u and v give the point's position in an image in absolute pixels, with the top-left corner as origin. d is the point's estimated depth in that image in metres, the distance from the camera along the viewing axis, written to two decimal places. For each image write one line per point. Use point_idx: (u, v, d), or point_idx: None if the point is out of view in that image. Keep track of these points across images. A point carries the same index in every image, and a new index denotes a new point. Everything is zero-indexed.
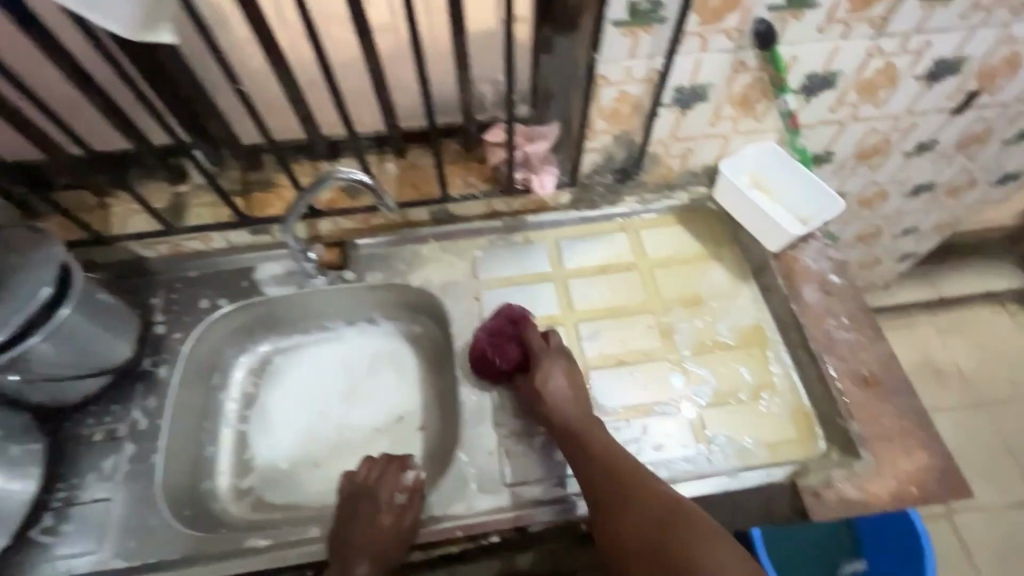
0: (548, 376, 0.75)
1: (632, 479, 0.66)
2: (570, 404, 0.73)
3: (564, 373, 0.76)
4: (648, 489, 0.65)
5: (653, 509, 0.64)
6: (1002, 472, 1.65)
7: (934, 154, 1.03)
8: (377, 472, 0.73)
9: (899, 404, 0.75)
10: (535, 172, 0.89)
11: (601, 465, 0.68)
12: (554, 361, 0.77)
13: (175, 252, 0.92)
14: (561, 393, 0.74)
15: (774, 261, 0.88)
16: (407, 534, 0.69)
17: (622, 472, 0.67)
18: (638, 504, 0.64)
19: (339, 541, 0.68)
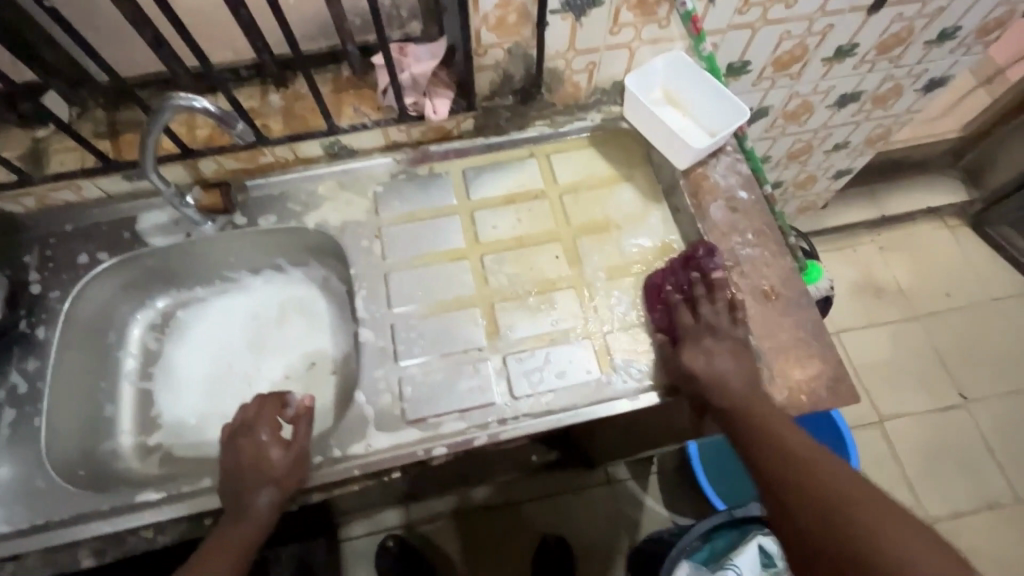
0: (696, 356, 0.71)
1: (782, 429, 0.64)
2: (720, 378, 0.69)
3: (727, 353, 0.70)
4: (800, 442, 0.63)
5: (803, 454, 0.61)
6: (932, 380, 1.71)
7: (855, 60, 0.98)
8: (256, 411, 0.71)
9: (799, 317, 0.75)
10: (427, 96, 0.84)
11: (748, 414, 0.66)
12: (714, 336, 0.72)
13: (46, 205, 0.84)
14: (712, 373, 0.69)
15: (683, 179, 0.85)
16: (301, 465, 0.69)
17: (769, 421, 0.65)
18: (788, 448, 0.62)
19: (231, 484, 0.67)
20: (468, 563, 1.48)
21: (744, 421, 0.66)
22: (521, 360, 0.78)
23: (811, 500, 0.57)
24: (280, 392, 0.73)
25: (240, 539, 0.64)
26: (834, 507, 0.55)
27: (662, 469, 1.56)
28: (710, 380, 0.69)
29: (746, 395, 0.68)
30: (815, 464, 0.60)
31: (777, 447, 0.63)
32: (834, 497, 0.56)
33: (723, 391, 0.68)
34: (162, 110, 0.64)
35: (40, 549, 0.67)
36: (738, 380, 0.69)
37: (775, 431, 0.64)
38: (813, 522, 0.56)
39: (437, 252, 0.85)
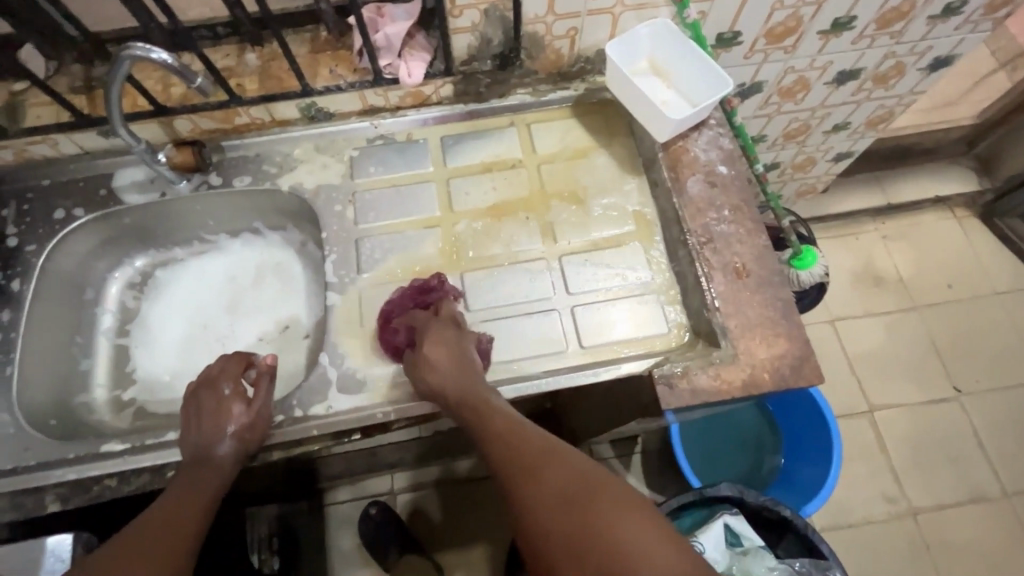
0: (435, 349, 0.69)
1: (516, 429, 0.61)
2: (441, 377, 0.67)
3: (446, 351, 0.69)
4: (536, 441, 0.59)
5: (535, 448, 0.58)
6: (925, 372, 1.69)
7: (854, 34, 0.94)
8: (220, 367, 0.72)
9: (769, 296, 0.74)
10: (402, 58, 0.82)
11: (480, 425, 0.62)
12: (454, 331, 0.72)
13: (23, 159, 0.84)
14: (440, 361, 0.68)
15: (662, 152, 0.83)
16: (264, 421, 0.70)
17: (500, 428, 0.61)
18: (518, 458, 0.58)
19: (193, 436, 0.68)
20: (450, 531, 1.51)
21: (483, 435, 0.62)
22: (487, 329, 0.78)
23: (545, 500, 0.54)
24: (246, 351, 0.74)
25: (202, 488, 0.64)
26: (564, 513, 0.52)
27: (645, 450, 1.56)
28: (443, 387, 0.67)
29: (481, 402, 0.64)
30: (542, 469, 0.56)
31: (510, 462, 0.58)
32: (564, 491, 0.54)
33: (457, 398, 0.66)
34: (119, 61, 0.64)
35: (6, 493, 0.69)
36: (458, 379, 0.67)
37: (502, 441, 0.60)
38: (555, 534, 0.52)
39: (410, 218, 0.84)
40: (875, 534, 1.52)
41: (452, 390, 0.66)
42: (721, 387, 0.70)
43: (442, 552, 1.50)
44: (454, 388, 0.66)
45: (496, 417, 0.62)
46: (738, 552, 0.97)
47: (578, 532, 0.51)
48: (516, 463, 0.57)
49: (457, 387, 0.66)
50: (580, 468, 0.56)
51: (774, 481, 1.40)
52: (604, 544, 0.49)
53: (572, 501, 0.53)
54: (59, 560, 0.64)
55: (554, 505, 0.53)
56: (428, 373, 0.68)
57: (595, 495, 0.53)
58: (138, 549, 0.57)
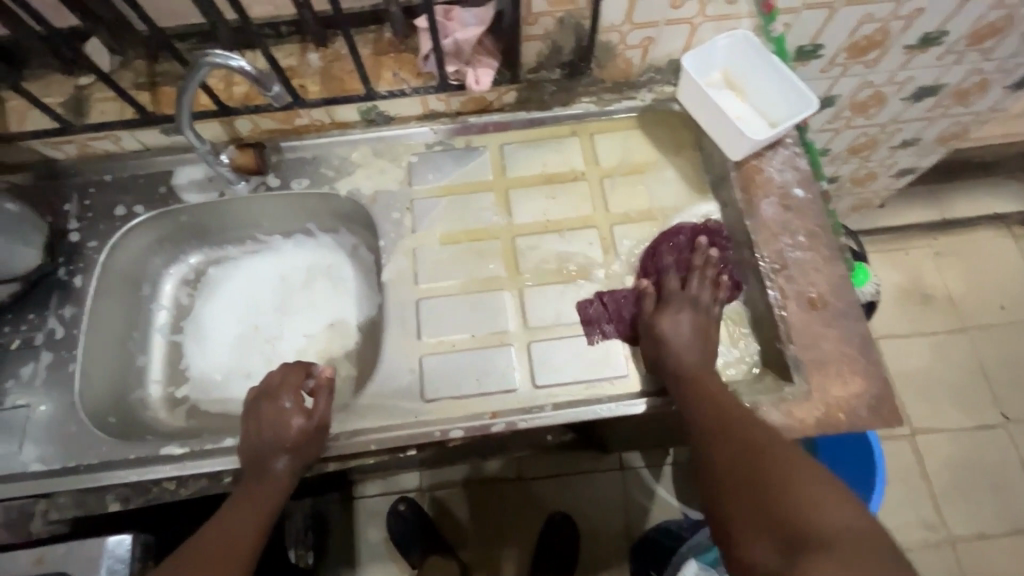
0: (685, 307, 0.72)
1: (716, 388, 0.66)
2: (689, 349, 0.69)
3: (695, 326, 0.71)
4: (730, 401, 0.64)
5: (730, 407, 0.63)
6: (974, 398, 1.56)
7: (941, 50, 0.89)
8: (280, 378, 0.72)
9: (845, 330, 0.70)
10: (469, 65, 0.80)
11: (725, 422, 0.62)
12: (699, 305, 0.73)
13: (87, 153, 0.85)
14: (693, 328, 0.70)
15: (735, 171, 0.79)
16: (321, 435, 0.70)
17: (757, 432, 0.60)
18: (763, 470, 0.56)
19: (251, 449, 0.68)
20: (476, 531, 1.50)
21: (720, 443, 0.60)
22: (546, 348, 0.76)
23: (732, 449, 0.59)
24: (305, 360, 0.74)
25: (261, 501, 0.65)
26: (738, 456, 0.58)
27: (677, 460, 1.54)
28: (673, 340, 0.69)
29: (730, 401, 0.64)
30: (733, 424, 0.61)
31: (702, 400, 0.65)
32: (750, 448, 0.58)
33: (697, 376, 0.67)
34: (199, 67, 0.64)
35: (70, 490, 0.70)
36: (697, 352, 0.69)
37: (749, 442, 0.59)
38: (732, 481, 0.58)
39: (468, 229, 0.82)
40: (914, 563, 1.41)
41: (698, 381, 0.67)
42: (792, 425, 0.67)
43: (469, 551, 1.49)
44: (702, 384, 0.66)
45: (749, 421, 0.62)
46: None
47: (756, 484, 0.55)
48: (706, 413, 0.63)
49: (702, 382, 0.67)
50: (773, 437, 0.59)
51: None
52: (785, 498, 0.53)
53: (755, 458, 0.57)
54: (119, 560, 0.64)
55: (739, 460, 0.58)
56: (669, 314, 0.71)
57: (784, 463, 0.56)
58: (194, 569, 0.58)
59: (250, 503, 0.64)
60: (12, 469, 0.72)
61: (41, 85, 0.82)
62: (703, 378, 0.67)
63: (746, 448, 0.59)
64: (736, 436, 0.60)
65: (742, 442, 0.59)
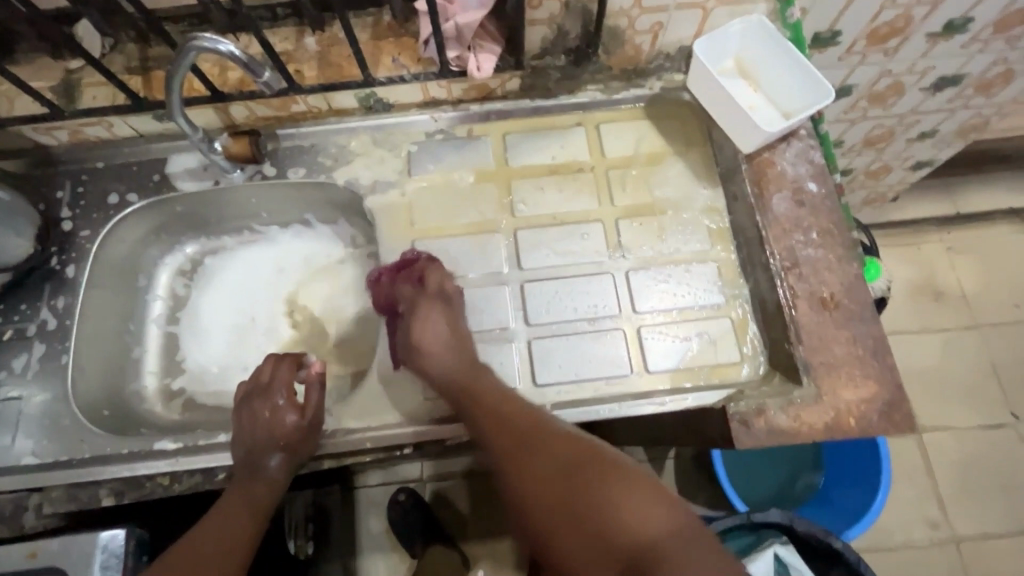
0: (423, 320, 0.71)
1: (508, 403, 0.65)
2: (441, 357, 0.68)
3: (447, 328, 0.70)
4: (524, 418, 0.63)
5: (523, 424, 0.63)
6: (984, 395, 1.52)
7: (965, 37, 0.84)
8: (271, 374, 0.70)
9: (858, 331, 0.68)
10: (471, 50, 0.75)
11: (524, 446, 0.61)
12: (448, 310, 0.72)
13: (78, 140, 0.82)
14: (427, 340, 0.69)
15: (746, 164, 0.76)
16: (315, 432, 0.68)
17: (552, 451, 0.60)
18: (572, 490, 0.57)
19: (244, 445, 0.67)
20: (477, 522, 1.48)
21: (526, 470, 0.60)
22: (547, 345, 0.74)
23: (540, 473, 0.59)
24: (296, 353, 0.72)
25: (254, 502, 0.64)
26: (541, 481, 0.59)
27: (679, 456, 1.46)
28: (426, 368, 0.69)
29: (520, 421, 0.63)
30: (532, 445, 0.61)
31: (501, 426, 0.63)
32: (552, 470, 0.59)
33: (475, 400, 0.65)
34: (187, 51, 0.62)
35: (63, 484, 0.69)
36: (453, 357, 0.68)
37: (548, 472, 0.59)
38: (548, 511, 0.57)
39: (468, 221, 0.80)
40: (915, 561, 1.39)
41: (487, 420, 0.64)
42: (800, 429, 0.65)
43: (469, 542, 1.46)
44: (491, 417, 0.64)
45: (550, 434, 0.61)
46: None
47: (569, 508, 0.56)
48: (508, 443, 0.62)
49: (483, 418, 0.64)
50: (567, 443, 0.60)
51: (811, 500, 1.33)
52: (598, 516, 0.54)
53: (561, 478, 0.58)
54: (113, 555, 0.63)
55: (550, 485, 0.58)
56: (415, 333, 0.71)
57: (589, 474, 0.57)
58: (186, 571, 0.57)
59: (243, 504, 0.63)
60: (5, 462, 0.71)
61: (30, 69, 0.79)
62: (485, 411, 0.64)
63: (549, 479, 0.58)
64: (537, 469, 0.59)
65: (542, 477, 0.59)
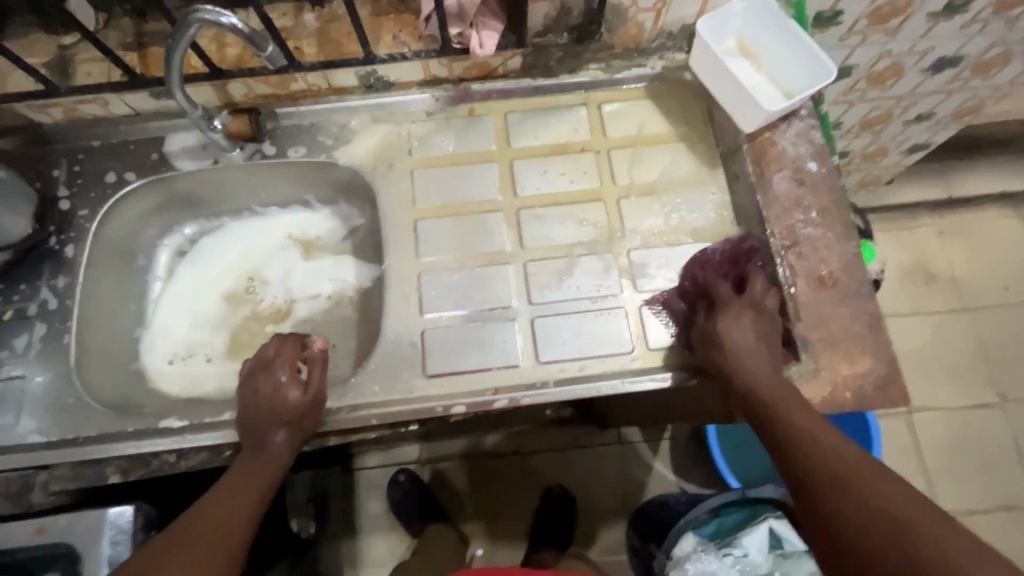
0: (731, 323, 0.67)
1: (819, 433, 0.56)
2: (750, 367, 0.64)
3: (756, 334, 0.66)
4: (834, 449, 0.54)
5: (835, 453, 0.54)
6: (972, 376, 1.55)
7: (965, 17, 0.85)
8: (275, 351, 0.71)
9: (855, 308, 0.69)
10: (473, 27, 0.75)
11: (829, 474, 0.52)
12: (761, 313, 0.68)
13: (73, 118, 0.81)
14: (743, 350, 0.65)
15: (747, 144, 0.77)
16: (318, 406, 0.69)
17: (879, 487, 0.49)
18: (893, 535, 0.45)
19: (249, 421, 0.67)
20: (476, 501, 1.48)
21: (835, 500, 0.51)
22: (549, 324, 0.74)
23: (847, 507, 0.49)
24: (299, 331, 0.73)
25: (258, 476, 0.65)
26: (850, 515, 0.49)
27: (675, 436, 1.48)
28: (743, 373, 0.64)
29: (834, 451, 0.54)
30: (850, 475, 0.51)
31: (801, 452, 0.56)
32: (865, 505, 0.48)
33: (773, 417, 0.60)
34: (187, 24, 0.61)
35: (70, 462, 0.70)
36: (766, 368, 0.64)
37: (885, 504, 0.48)
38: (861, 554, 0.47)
39: (470, 201, 0.80)
40: None
41: (820, 442, 0.55)
42: None
43: (467, 522, 1.46)
44: (811, 436, 0.56)
45: (860, 468, 0.51)
46: (779, 555, 0.97)
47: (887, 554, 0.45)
48: (811, 471, 0.54)
49: (805, 434, 0.57)
50: (890, 479, 0.50)
51: None
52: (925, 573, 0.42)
53: (875, 516, 0.47)
54: (121, 531, 0.64)
55: (866, 526, 0.47)
56: (727, 338, 0.66)
57: (908, 519, 0.46)
58: (193, 539, 0.57)
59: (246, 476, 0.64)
60: (10, 440, 0.71)
61: (21, 44, 0.78)
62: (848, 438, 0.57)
63: (874, 509, 0.48)
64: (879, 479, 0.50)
65: (894, 490, 0.48)
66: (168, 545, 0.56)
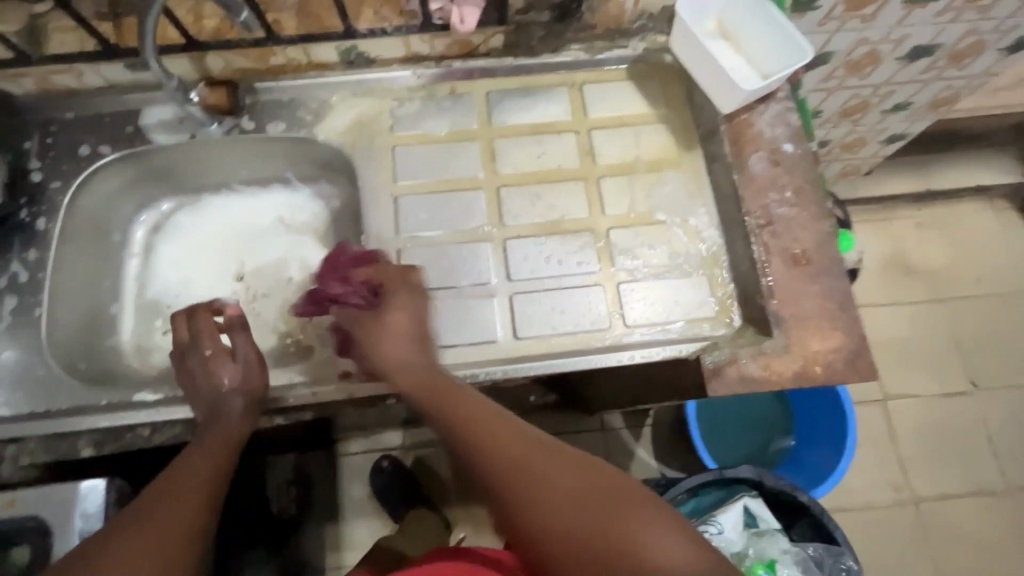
0: (381, 329, 0.67)
1: (496, 428, 0.58)
2: (408, 356, 0.66)
3: (402, 313, 0.68)
4: (517, 438, 0.56)
5: (519, 449, 0.55)
6: (945, 364, 1.59)
7: (939, 6, 0.87)
8: (189, 331, 0.71)
9: (828, 285, 0.70)
10: (454, 3, 0.74)
11: (517, 473, 0.54)
12: (400, 291, 0.69)
13: (45, 88, 0.80)
14: (399, 338, 0.67)
15: (725, 124, 0.78)
16: (260, 369, 0.71)
17: (567, 477, 0.53)
18: (591, 526, 0.50)
19: (203, 399, 0.68)
20: (459, 486, 1.48)
21: (530, 499, 0.52)
22: (526, 301, 0.75)
23: (542, 502, 0.52)
24: (207, 301, 0.73)
25: (219, 441, 0.64)
26: (559, 517, 0.51)
27: (656, 421, 1.50)
28: (410, 361, 0.66)
29: (514, 443, 0.56)
30: (540, 467, 0.54)
31: (491, 448, 0.56)
32: (560, 497, 0.52)
33: (446, 417, 0.60)
34: None
35: (41, 435, 0.69)
36: (423, 354, 0.66)
37: (576, 490, 0.52)
38: (563, 545, 0.50)
39: (451, 180, 0.80)
40: (876, 519, 1.46)
41: (500, 443, 0.56)
42: (770, 377, 0.68)
43: (451, 507, 1.47)
44: (490, 433, 0.57)
45: (551, 462, 0.54)
46: (754, 533, 1.00)
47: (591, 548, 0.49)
48: (508, 470, 0.54)
49: (484, 431, 0.57)
50: (572, 467, 0.54)
51: (783, 462, 1.37)
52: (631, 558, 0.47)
53: (574, 506, 0.51)
54: (93, 504, 0.63)
55: (565, 520, 0.51)
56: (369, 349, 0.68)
57: (606, 505, 0.51)
58: (159, 513, 0.55)
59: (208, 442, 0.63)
60: None
61: None
62: (495, 431, 0.57)
63: (574, 500, 0.51)
64: (543, 503, 0.52)
65: (577, 495, 0.52)
66: (142, 527, 0.53)
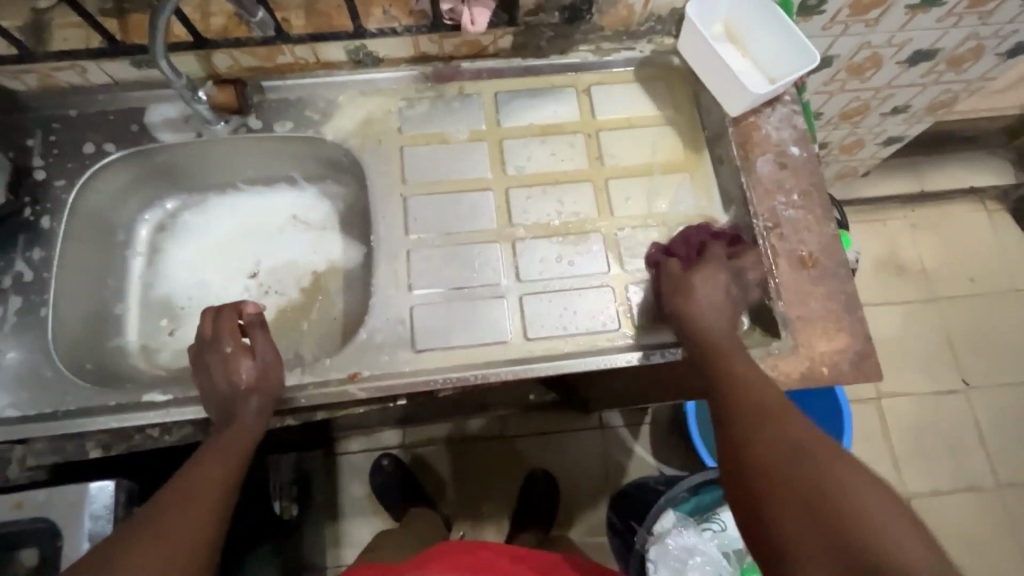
0: (691, 283, 0.67)
1: (747, 371, 0.59)
2: (713, 321, 0.64)
3: (720, 286, 0.67)
4: (770, 388, 0.57)
5: (774, 395, 0.56)
6: (938, 362, 1.62)
7: (941, 11, 0.88)
8: (212, 327, 0.70)
9: (834, 287, 0.71)
10: (465, 3, 0.74)
11: (756, 405, 0.55)
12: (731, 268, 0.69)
13: (48, 86, 0.79)
14: (708, 303, 0.65)
15: (733, 127, 0.78)
16: (276, 369, 0.70)
17: (811, 435, 0.52)
18: (829, 477, 0.48)
19: (219, 397, 0.68)
20: (460, 484, 1.48)
21: (767, 429, 0.53)
22: (536, 301, 0.75)
23: (781, 436, 0.52)
24: (234, 302, 0.72)
25: (231, 445, 0.64)
26: (799, 453, 0.50)
27: (655, 419, 1.51)
28: (700, 317, 0.64)
29: (765, 391, 0.57)
30: (787, 415, 0.54)
31: (737, 375, 0.59)
32: (803, 442, 0.51)
33: (703, 347, 0.63)
34: None
35: (48, 436, 0.68)
36: (722, 321, 0.65)
37: (822, 448, 0.50)
38: (786, 479, 0.49)
39: (460, 181, 0.80)
40: None
41: (751, 381, 0.58)
42: (776, 377, 0.69)
43: (451, 505, 1.47)
44: (738, 369, 0.59)
45: (792, 416, 0.54)
46: None
47: (815, 490, 0.47)
48: (752, 402, 0.56)
49: (737, 365, 0.60)
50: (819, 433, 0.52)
51: None
52: (858, 517, 0.45)
53: (811, 454, 0.50)
54: (102, 505, 0.63)
55: (795, 461, 0.50)
56: (679, 311, 0.66)
57: (849, 471, 0.48)
58: (171, 520, 0.54)
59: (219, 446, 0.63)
60: None
61: None
62: (751, 373, 0.59)
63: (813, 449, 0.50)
64: (780, 438, 0.52)
65: (821, 450, 0.50)
66: (154, 533, 0.53)
